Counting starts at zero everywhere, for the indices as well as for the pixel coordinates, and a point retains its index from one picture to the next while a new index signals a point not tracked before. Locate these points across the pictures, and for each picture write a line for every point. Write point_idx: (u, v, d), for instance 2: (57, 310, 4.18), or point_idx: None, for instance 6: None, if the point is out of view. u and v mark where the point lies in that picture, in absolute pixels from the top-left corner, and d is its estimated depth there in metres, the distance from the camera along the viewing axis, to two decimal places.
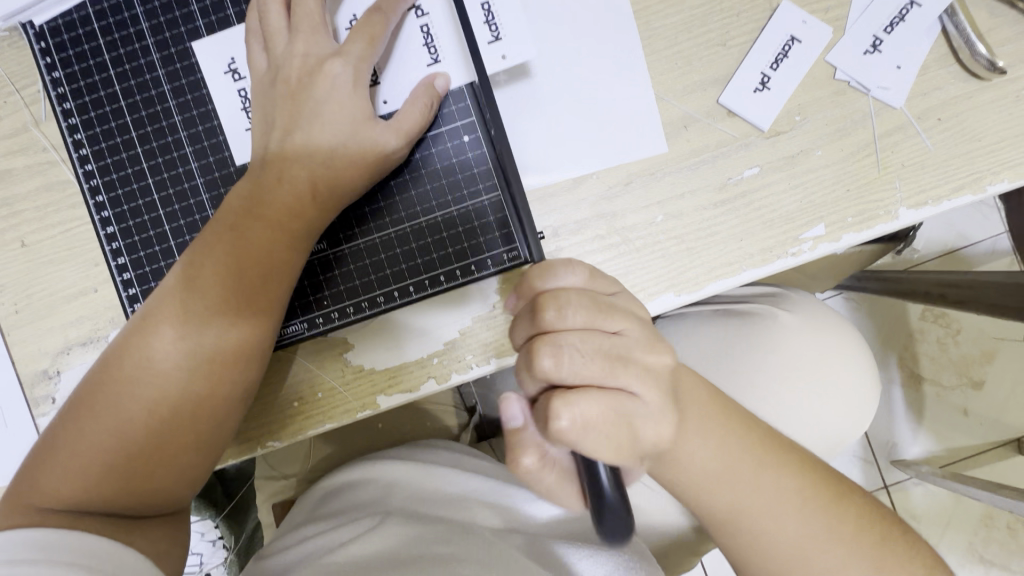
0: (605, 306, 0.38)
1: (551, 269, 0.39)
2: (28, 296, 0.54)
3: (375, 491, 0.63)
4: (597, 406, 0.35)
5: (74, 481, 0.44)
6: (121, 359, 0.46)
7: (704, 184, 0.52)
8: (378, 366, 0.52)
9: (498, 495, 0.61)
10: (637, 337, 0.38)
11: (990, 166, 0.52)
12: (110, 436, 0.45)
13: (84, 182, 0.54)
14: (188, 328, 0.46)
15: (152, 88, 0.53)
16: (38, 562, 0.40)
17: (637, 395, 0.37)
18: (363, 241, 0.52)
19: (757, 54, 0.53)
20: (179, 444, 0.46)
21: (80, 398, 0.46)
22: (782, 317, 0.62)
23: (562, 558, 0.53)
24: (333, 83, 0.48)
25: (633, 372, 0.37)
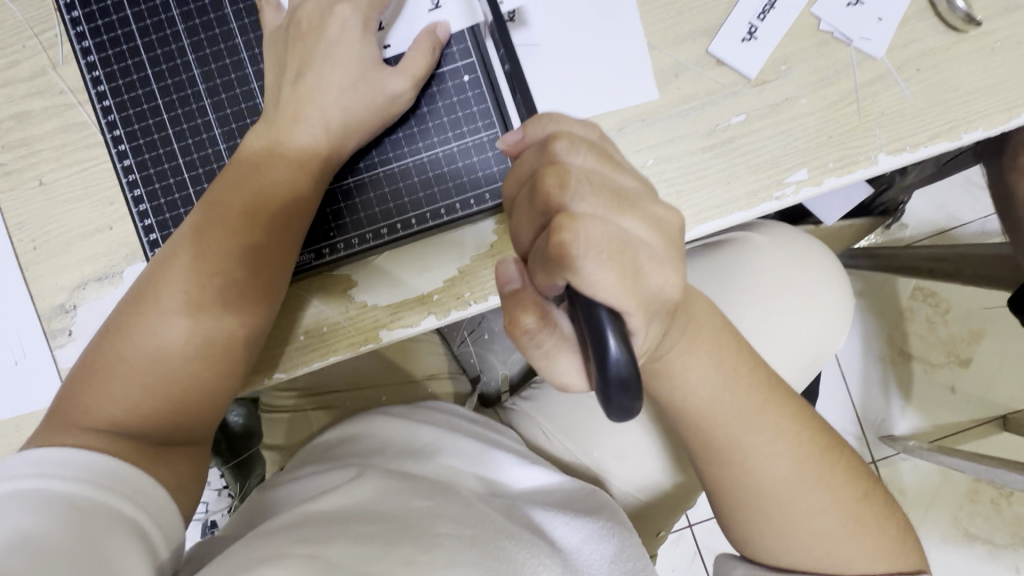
0: (613, 160, 0.34)
1: (563, 120, 0.36)
2: (46, 233, 0.56)
3: (369, 444, 0.64)
4: (605, 226, 0.29)
5: (114, 402, 0.45)
6: (156, 288, 0.47)
7: (693, 130, 0.55)
8: (380, 302, 0.55)
9: (483, 456, 0.63)
10: (643, 190, 0.33)
11: (965, 115, 0.54)
12: (145, 359, 0.46)
13: (102, 118, 0.56)
14: (218, 260, 0.47)
15: (167, 28, 0.56)
16: (67, 479, 0.40)
17: (639, 237, 0.31)
18: (368, 175, 0.54)
19: (746, 5, 0.55)
20: (214, 371, 0.48)
21: (115, 327, 0.47)
22: (755, 240, 0.66)
23: (541, 521, 0.55)
24: (344, 27, 0.50)
25: (636, 215, 0.31)
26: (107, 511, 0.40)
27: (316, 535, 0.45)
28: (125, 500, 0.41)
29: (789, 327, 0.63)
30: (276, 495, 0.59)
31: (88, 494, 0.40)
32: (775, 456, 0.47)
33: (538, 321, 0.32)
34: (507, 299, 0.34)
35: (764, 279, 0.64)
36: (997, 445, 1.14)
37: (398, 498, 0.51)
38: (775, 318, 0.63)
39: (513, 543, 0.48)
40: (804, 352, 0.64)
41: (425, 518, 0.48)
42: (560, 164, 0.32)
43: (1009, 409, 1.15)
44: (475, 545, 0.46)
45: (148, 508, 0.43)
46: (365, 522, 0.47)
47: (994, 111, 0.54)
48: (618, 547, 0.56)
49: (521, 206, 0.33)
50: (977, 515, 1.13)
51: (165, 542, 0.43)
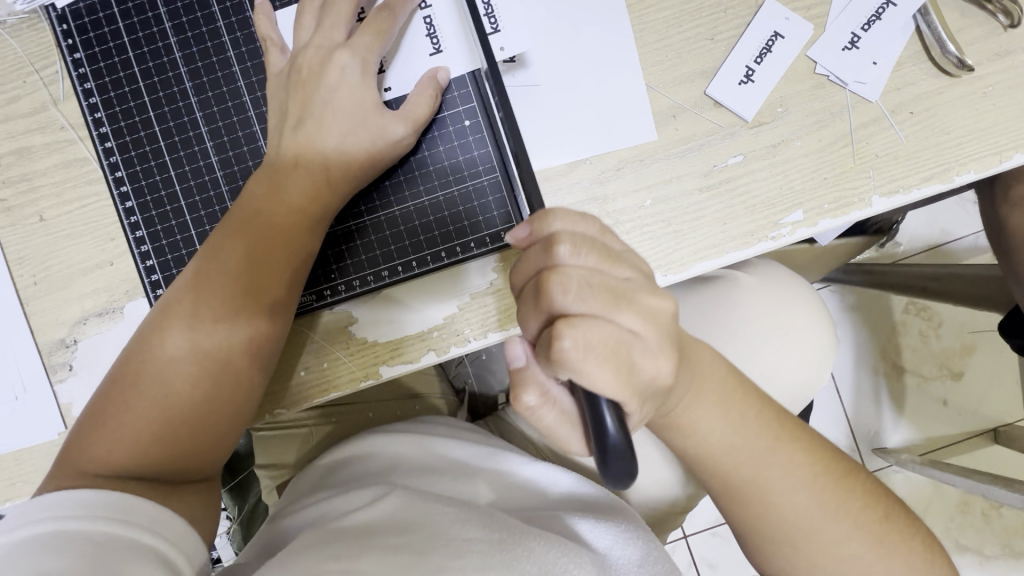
0: (612, 252, 0.35)
1: (562, 215, 0.37)
2: (46, 268, 0.57)
3: (380, 463, 0.65)
4: (602, 330, 0.32)
5: (121, 448, 0.46)
6: (161, 333, 0.48)
7: (691, 170, 0.56)
8: (381, 339, 0.55)
9: (492, 461, 0.64)
10: (639, 282, 0.35)
11: (957, 158, 0.55)
12: (152, 405, 0.47)
13: (104, 159, 0.56)
14: (223, 306, 0.48)
15: (170, 70, 0.56)
16: (82, 518, 0.40)
17: (634, 334, 0.34)
18: (370, 219, 0.55)
19: (743, 48, 0.56)
20: (219, 412, 0.48)
21: (121, 373, 0.48)
22: (742, 279, 0.68)
23: (573, 526, 0.56)
24: (343, 74, 0.51)
25: (632, 312, 0.34)
26: (127, 546, 0.40)
27: (346, 552, 0.46)
28: (142, 531, 0.42)
29: (777, 362, 0.65)
30: (291, 521, 0.59)
31: (104, 529, 0.40)
32: (796, 474, 0.48)
33: (538, 398, 0.36)
34: (513, 377, 0.37)
35: (756, 311, 0.65)
36: (987, 459, 1.15)
37: (421, 506, 0.52)
38: (763, 355, 0.64)
39: (539, 543, 0.49)
40: (792, 386, 0.65)
41: (450, 525, 0.49)
42: (562, 265, 0.34)
43: (1000, 422, 1.16)
44: (503, 548, 0.47)
45: (166, 535, 0.43)
46: (392, 535, 0.48)
47: (986, 153, 0.55)
48: (644, 551, 0.56)
49: (526, 299, 0.35)
50: (968, 528, 1.15)
51: (190, 564, 0.43)
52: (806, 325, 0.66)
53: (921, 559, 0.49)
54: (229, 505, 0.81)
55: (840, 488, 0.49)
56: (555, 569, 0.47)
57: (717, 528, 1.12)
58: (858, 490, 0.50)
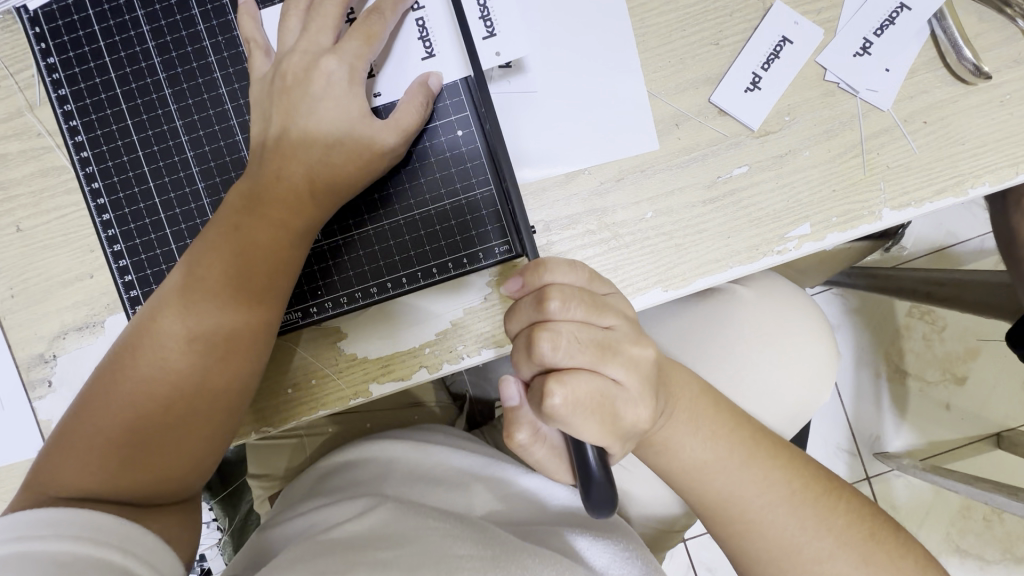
0: (599, 303, 0.38)
1: (553, 266, 0.38)
2: (24, 280, 0.54)
3: (373, 469, 0.63)
4: (589, 385, 0.35)
5: (88, 469, 0.44)
6: (135, 351, 0.46)
7: (694, 181, 0.53)
8: (370, 355, 0.53)
9: (490, 470, 0.62)
10: (624, 332, 0.38)
11: (972, 169, 0.53)
12: (123, 426, 0.45)
13: (80, 169, 0.54)
14: (199, 325, 0.46)
15: (148, 76, 0.54)
16: (47, 537, 0.39)
17: (619, 383, 0.36)
18: (358, 232, 0.53)
19: (749, 54, 0.53)
20: (194, 435, 0.46)
21: (92, 392, 0.46)
22: (738, 292, 0.65)
23: (571, 543, 0.54)
24: (330, 82, 0.49)
25: (618, 362, 0.36)
26: (93, 563, 0.39)
27: (331, 566, 0.43)
28: (111, 549, 0.40)
29: (776, 378, 0.62)
30: (279, 534, 0.56)
31: (70, 549, 0.39)
32: (802, 496, 0.46)
33: (529, 436, 0.40)
34: (507, 415, 0.40)
35: (761, 323, 0.63)
36: (989, 464, 1.14)
37: (412, 521, 0.50)
38: (762, 370, 0.62)
39: (535, 561, 0.47)
40: (793, 401, 0.63)
41: (440, 542, 0.47)
42: (552, 320, 0.36)
43: (1004, 428, 1.14)
44: (497, 567, 0.45)
45: (139, 555, 0.41)
46: (382, 549, 0.46)
47: (1002, 165, 0.53)
48: (644, 571, 0.53)
49: (517, 349, 0.37)
50: (969, 533, 1.13)
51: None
52: (811, 338, 0.64)
53: None
54: (221, 515, 0.80)
55: (848, 512, 0.46)
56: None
57: None
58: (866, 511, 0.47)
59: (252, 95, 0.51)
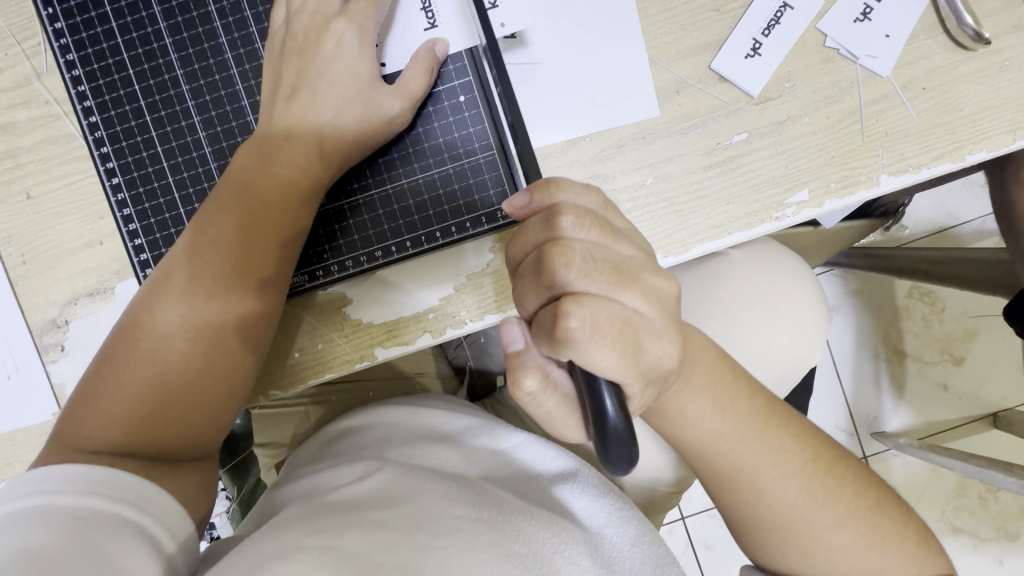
0: (613, 229, 0.38)
1: (569, 188, 0.39)
2: (35, 247, 0.55)
3: (373, 435, 0.64)
4: (608, 310, 0.34)
5: (112, 427, 0.45)
6: (151, 315, 0.47)
7: (694, 148, 0.54)
8: (375, 320, 0.54)
9: (485, 432, 0.64)
10: (643, 262, 0.38)
11: (969, 136, 0.53)
12: (139, 384, 0.46)
13: (89, 134, 0.55)
14: (212, 284, 0.47)
15: (154, 41, 0.54)
16: (66, 493, 0.40)
17: (640, 313, 0.36)
18: (362, 197, 0.54)
19: (750, 20, 0.54)
20: (211, 392, 0.47)
21: (110, 352, 0.47)
22: (733, 255, 0.66)
23: (565, 502, 0.57)
24: (315, 65, 0.50)
25: (637, 289, 0.36)
26: (111, 519, 0.40)
27: (329, 526, 0.44)
28: (127, 507, 0.41)
29: (771, 345, 0.64)
30: (283, 494, 0.58)
31: (88, 505, 0.40)
32: (797, 463, 0.47)
33: (538, 383, 0.39)
34: (512, 360, 0.39)
35: (756, 294, 0.64)
36: (986, 443, 1.15)
37: (412, 482, 0.51)
38: (759, 338, 0.63)
39: (530, 524, 0.49)
40: (787, 369, 0.65)
41: (439, 503, 0.48)
42: (564, 238, 0.36)
43: (1000, 406, 1.15)
44: (492, 528, 0.46)
45: (153, 511, 0.42)
46: (379, 509, 0.47)
47: (999, 131, 0.53)
48: (638, 531, 0.56)
49: (527, 275, 0.37)
50: (964, 511, 1.15)
51: (174, 540, 0.43)
52: (806, 309, 0.65)
53: (927, 550, 0.48)
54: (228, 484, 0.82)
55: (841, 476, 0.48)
56: (545, 550, 0.46)
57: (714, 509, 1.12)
58: (854, 477, 0.48)
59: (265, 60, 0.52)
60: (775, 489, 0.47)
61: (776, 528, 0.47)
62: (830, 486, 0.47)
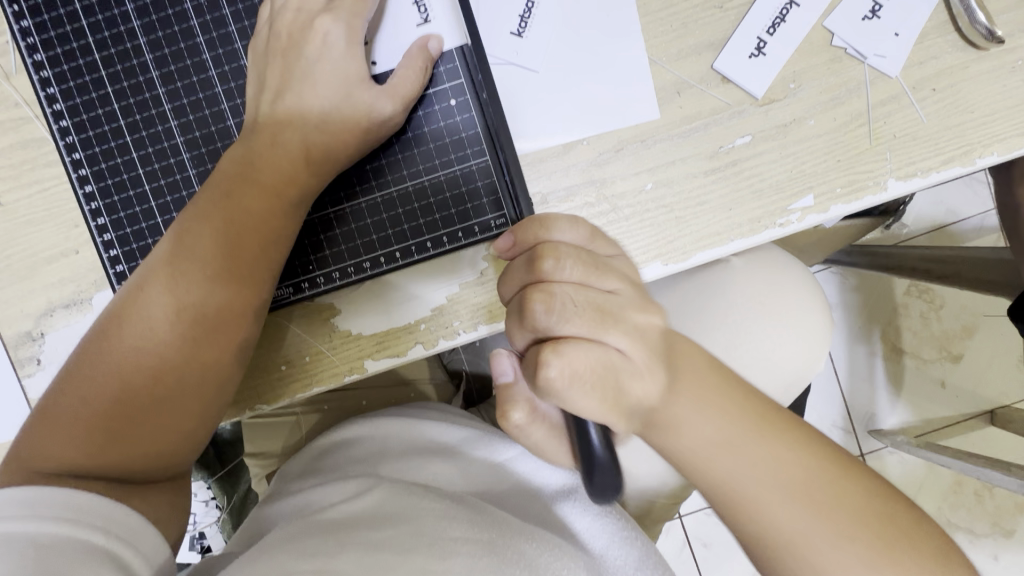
0: (599, 264, 0.38)
1: (554, 223, 0.39)
2: (7, 257, 0.52)
3: (368, 449, 0.62)
4: (587, 357, 0.35)
5: (76, 444, 0.43)
6: (122, 324, 0.44)
7: (695, 152, 0.52)
8: (365, 331, 0.52)
9: (481, 444, 0.62)
10: (628, 297, 0.38)
11: (980, 137, 0.51)
12: (111, 399, 0.44)
13: (60, 140, 0.52)
14: (190, 294, 0.45)
15: (128, 41, 0.51)
16: (24, 519, 0.38)
17: (623, 353, 0.37)
18: (350, 205, 0.51)
19: (754, 18, 0.52)
20: (186, 409, 0.45)
21: (77, 363, 0.44)
22: (735, 260, 0.64)
23: (564, 521, 0.56)
24: (306, 56, 0.47)
25: (621, 329, 0.37)
26: (74, 545, 0.38)
27: (323, 547, 0.42)
28: (93, 531, 0.39)
29: (774, 352, 0.62)
30: (274, 510, 0.56)
31: (50, 531, 0.38)
32: None
33: (524, 414, 0.42)
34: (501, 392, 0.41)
35: (759, 300, 0.62)
36: (984, 441, 1.14)
37: (406, 501, 0.49)
38: (762, 346, 0.61)
39: (533, 546, 0.47)
40: (789, 378, 0.63)
41: (437, 523, 0.46)
42: (547, 281, 0.37)
43: (998, 405, 1.14)
44: (492, 551, 0.44)
45: (121, 535, 0.41)
46: (374, 529, 0.45)
47: (1011, 133, 0.51)
48: (641, 553, 0.55)
49: (511, 315, 0.37)
50: (961, 508, 1.14)
51: (147, 562, 0.41)
52: (810, 315, 0.63)
53: None
54: (219, 494, 0.80)
55: None
56: (546, 572, 0.45)
57: (712, 509, 1.11)
58: None
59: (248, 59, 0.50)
60: None
61: None
62: None
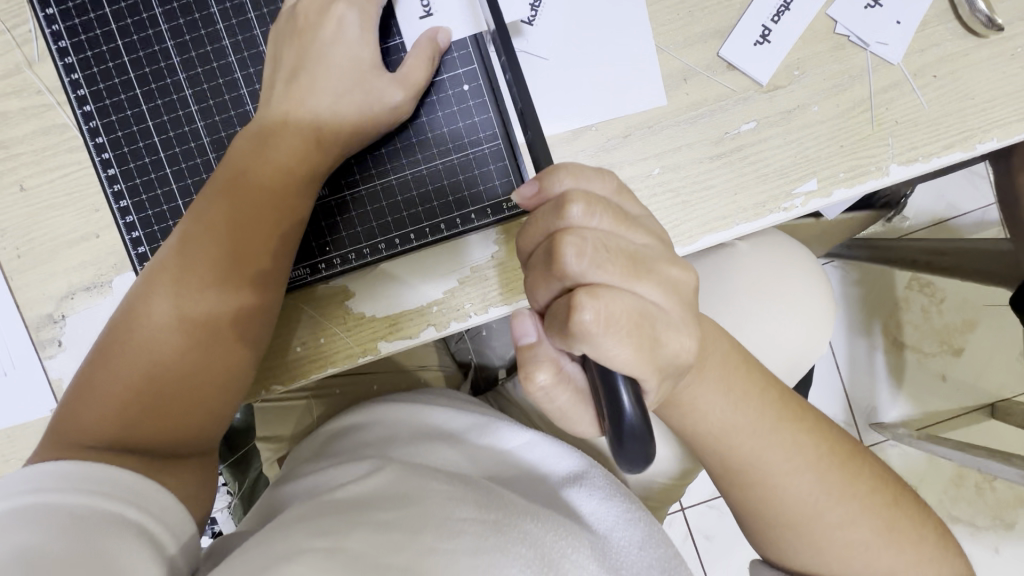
0: (628, 217, 0.37)
1: (584, 173, 0.38)
2: (29, 240, 0.54)
3: (379, 432, 0.64)
4: (623, 302, 0.34)
5: (110, 419, 0.44)
6: (148, 305, 0.46)
7: (701, 137, 0.53)
8: (379, 313, 0.54)
9: (487, 431, 0.63)
10: (657, 250, 0.37)
11: (980, 124, 0.53)
12: (141, 375, 0.45)
13: (83, 124, 0.53)
14: (212, 272, 0.46)
15: (149, 28, 0.53)
16: (62, 491, 0.39)
17: (658, 305, 0.36)
18: (365, 188, 0.53)
19: (759, 6, 0.53)
20: (211, 385, 0.46)
21: (106, 343, 0.46)
22: (738, 246, 0.65)
23: (572, 503, 0.57)
24: (338, 31, 0.49)
25: (653, 280, 0.36)
26: (108, 518, 0.39)
27: (332, 525, 0.44)
28: (125, 505, 0.40)
29: (778, 336, 0.63)
30: (288, 491, 0.58)
31: (86, 504, 0.39)
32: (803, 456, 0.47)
33: (551, 376, 0.38)
34: (524, 355, 0.39)
35: (763, 285, 0.64)
36: (985, 433, 1.15)
37: (414, 483, 0.50)
38: (765, 331, 0.63)
39: (535, 525, 0.48)
40: (791, 362, 0.64)
41: (443, 504, 0.47)
42: (574, 227, 0.35)
43: (999, 397, 1.15)
44: (498, 530, 0.45)
45: (152, 510, 0.42)
46: (383, 509, 0.46)
47: (1010, 120, 0.53)
48: (645, 533, 0.56)
49: (538, 266, 0.36)
50: (961, 500, 1.15)
51: (175, 540, 0.42)
52: (813, 300, 0.65)
53: (939, 548, 0.47)
54: (230, 479, 0.78)
55: (846, 473, 0.47)
56: (552, 552, 0.46)
57: (715, 500, 1.12)
58: (857, 475, 0.47)
59: (269, 40, 0.51)
60: (791, 486, 0.46)
61: (789, 528, 0.47)
62: (843, 482, 0.47)
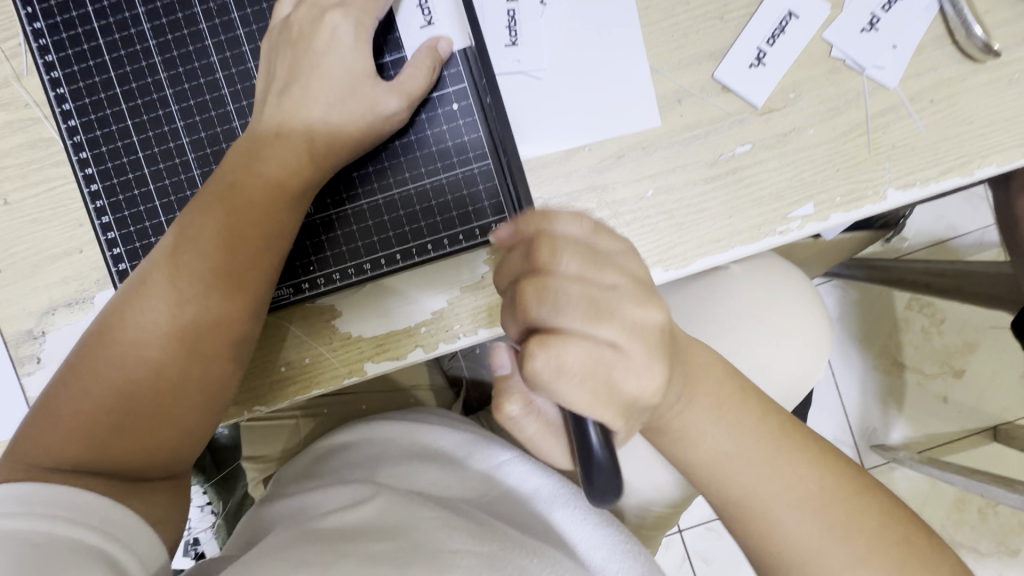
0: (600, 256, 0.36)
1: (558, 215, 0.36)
2: (11, 254, 0.53)
3: (368, 451, 0.62)
4: (576, 347, 0.33)
5: (77, 439, 0.43)
6: (123, 320, 0.44)
7: (696, 159, 0.52)
8: (366, 334, 0.53)
9: (476, 451, 0.61)
10: (629, 292, 0.36)
11: (978, 150, 0.52)
12: (112, 393, 0.43)
13: (67, 138, 0.53)
14: (190, 287, 0.45)
15: (138, 43, 0.52)
16: (24, 517, 0.39)
17: (616, 348, 0.34)
18: (351, 206, 0.52)
19: (754, 29, 0.53)
20: (184, 406, 0.45)
21: (78, 357, 0.44)
22: (734, 268, 0.64)
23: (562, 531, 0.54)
24: (334, 36, 0.48)
25: (615, 324, 0.34)
26: (70, 544, 0.39)
27: (315, 556, 0.42)
28: (89, 531, 0.40)
29: (774, 361, 0.62)
30: (274, 511, 0.56)
31: (47, 530, 0.39)
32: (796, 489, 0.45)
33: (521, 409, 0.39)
34: (497, 384, 0.39)
35: (759, 308, 0.62)
36: (987, 457, 1.13)
37: (405, 512, 0.48)
38: (760, 355, 0.62)
39: (535, 563, 0.46)
40: (788, 387, 0.63)
41: (433, 533, 0.46)
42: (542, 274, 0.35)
43: (1001, 420, 1.13)
44: (496, 567, 0.44)
45: (117, 536, 0.41)
46: (373, 541, 0.44)
47: (1009, 145, 0.52)
48: (642, 568, 0.53)
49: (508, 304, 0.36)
50: (965, 525, 1.12)
51: (142, 568, 0.41)
52: (811, 324, 0.63)
53: None
54: (214, 500, 0.78)
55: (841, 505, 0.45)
56: None
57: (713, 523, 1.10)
58: None
59: (262, 50, 0.50)
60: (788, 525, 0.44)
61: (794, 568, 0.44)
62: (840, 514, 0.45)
